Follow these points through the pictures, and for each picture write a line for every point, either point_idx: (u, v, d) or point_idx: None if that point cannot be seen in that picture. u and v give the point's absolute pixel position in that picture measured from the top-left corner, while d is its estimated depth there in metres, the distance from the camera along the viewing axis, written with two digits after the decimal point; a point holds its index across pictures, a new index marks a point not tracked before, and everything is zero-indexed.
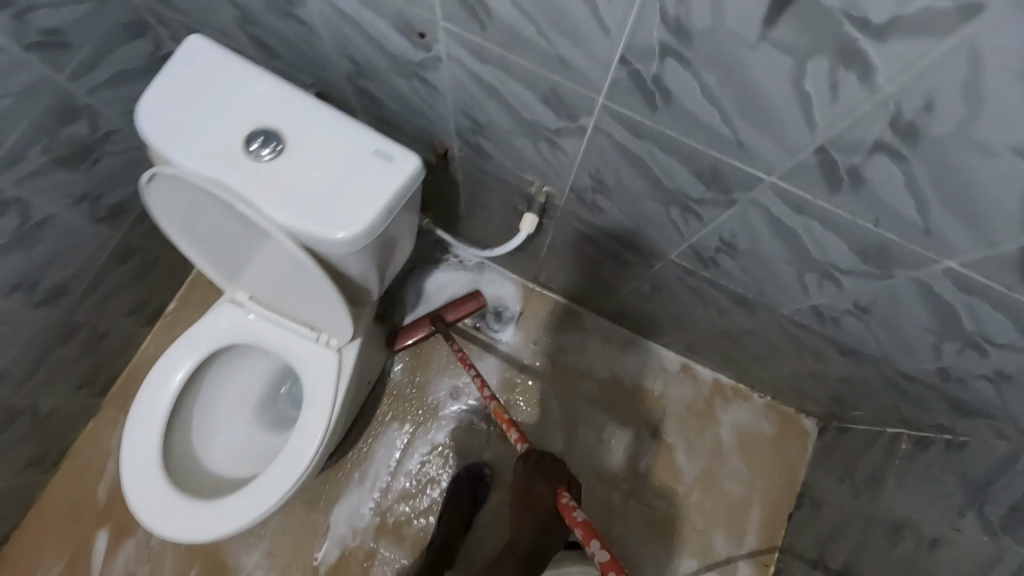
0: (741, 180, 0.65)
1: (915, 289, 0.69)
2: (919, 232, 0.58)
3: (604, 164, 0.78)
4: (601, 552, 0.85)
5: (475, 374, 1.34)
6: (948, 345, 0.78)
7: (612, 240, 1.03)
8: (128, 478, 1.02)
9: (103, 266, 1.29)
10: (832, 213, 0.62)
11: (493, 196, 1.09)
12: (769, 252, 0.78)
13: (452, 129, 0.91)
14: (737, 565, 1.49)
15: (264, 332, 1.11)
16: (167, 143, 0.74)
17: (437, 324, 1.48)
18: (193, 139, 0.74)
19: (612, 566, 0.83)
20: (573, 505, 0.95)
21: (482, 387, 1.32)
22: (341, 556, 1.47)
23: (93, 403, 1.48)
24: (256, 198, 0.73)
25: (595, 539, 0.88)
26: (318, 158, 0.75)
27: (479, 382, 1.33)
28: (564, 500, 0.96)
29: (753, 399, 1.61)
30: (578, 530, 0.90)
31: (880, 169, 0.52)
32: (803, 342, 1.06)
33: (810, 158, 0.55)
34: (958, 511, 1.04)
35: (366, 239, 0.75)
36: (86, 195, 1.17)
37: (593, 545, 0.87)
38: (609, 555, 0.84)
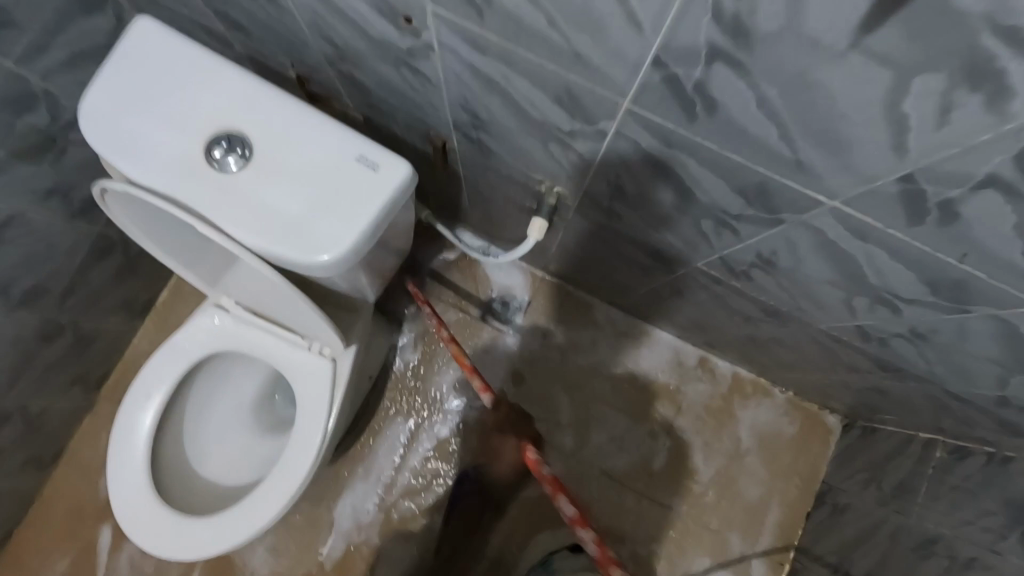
0: (794, 202, 0.54)
1: (993, 325, 0.58)
2: (1018, 274, 0.47)
3: (625, 170, 0.66)
4: (568, 507, 0.86)
5: (430, 312, 1.27)
6: (1017, 379, 0.68)
7: (630, 244, 0.92)
8: (116, 494, 0.97)
9: (81, 263, 1.21)
10: (906, 245, 0.51)
11: (498, 192, 0.98)
12: (815, 273, 0.67)
13: (450, 123, 0.80)
14: (751, 564, 1.45)
15: (252, 341, 1.03)
16: (117, 152, 0.63)
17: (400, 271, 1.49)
18: (147, 144, 0.64)
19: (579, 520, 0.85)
20: (540, 460, 0.91)
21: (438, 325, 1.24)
22: (346, 553, 1.44)
23: (88, 399, 1.43)
24: (222, 217, 0.63)
25: (561, 496, 0.86)
26: (291, 167, 0.64)
27: (435, 319, 1.26)
28: (530, 456, 0.92)
29: (773, 394, 1.53)
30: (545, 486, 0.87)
31: (983, 206, 0.41)
32: (840, 355, 0.96)
33: (890, 187, 0.44)
34: (998, 534, 0.97)
35: (351, 260, 0.65)
36: (55, 189, 1.07)
37: (561, 501, 0.87)
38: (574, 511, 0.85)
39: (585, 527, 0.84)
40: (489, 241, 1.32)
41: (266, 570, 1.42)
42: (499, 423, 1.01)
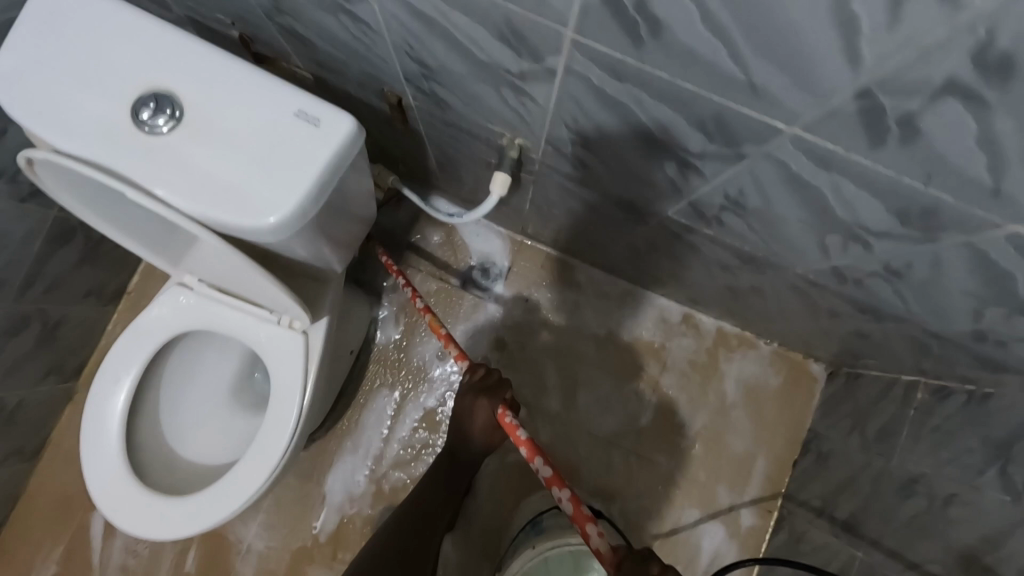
0: (752, 133, 0.51)
1: (964, 254, 0.56)
2: (985, 194, 0.45)
3: (581, 113, 0.63)
4: (545, 468, 0.83)
5: (405, 283, 1.24)
6: (992, 310, 0.66)
7: (600, 197, 0.89)
8: (92, 478, 0.96)
9: (41, 250, 1.17)
10: (870, 170, 0.49)
11: (462, 150, 0.94)
12: (784, 211, 0.65)
13: (400, 74, 0.76)
14: (739, 513, 1.47)
15: (219, 318, 1.00)
16: (35, 118, 0.59)
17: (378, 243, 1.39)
18: (68, 109, 0.59)
19: (556, 479, 0.82)
20: (516, 423, 0.90)
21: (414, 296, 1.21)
22: (339, 524, 1.45)
23: (67, 388, 1.42)
24: (155, 182, 0.59)
25: (537, 457, 0.85)
26: (226, 126, 0.60)
27: (410, 290, 1.23)
28: (507, 419, 0.91)
29: (759, 346, 1.53)
30: (521, 448, 0.86)
31: (944, 117, 0.38)
32: (819, 300, 0.94)
33: (847, 105, 0.42)
34: (977, 469, 0.97)
35: (298, 223, 0.62)
36: (0, 172, 1.02)
37: (536, 462, 0.85)
38: (552, 470, 0.82)
39: (560, 485, 0.81)
40: (462, 205, 1.28)
41: (262, 544, 1.44)
42: (473, 389, 1.00)
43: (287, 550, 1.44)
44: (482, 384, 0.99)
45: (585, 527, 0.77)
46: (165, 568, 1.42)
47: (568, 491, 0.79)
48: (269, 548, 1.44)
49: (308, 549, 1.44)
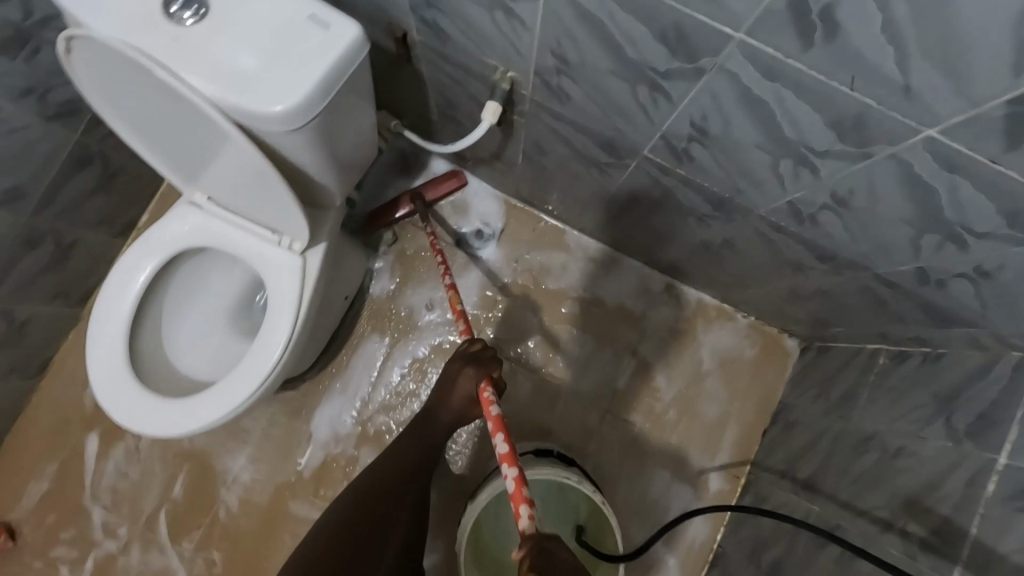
0: (708, 42, 0.58)
1: (894, 170, 0.63)
2: (898, 92, 0.52)
3: (563, 35, 0.70)
4: (502, 444, 0.83)
5: (441, 258, 1.28)
6: (927, 239, 0.73)
7: (584, 138, 0.96)
8: (95, 376, 1.03)
9: (60, 171, 1.24)
10: (805, 77, 0.56)
11: (460, 91, 1.01)
12: (741, 137, 0.72)
13: (406, 4, 0.83)
14: (709, 477, 1.52)
15: (224, 236, 1.07)
16: (78, 3, 0.67)
17: (415, 202, 1.46)
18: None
19: (508, 458, 0.82)
20: (492, 400, 0.90)
21: (444, 271, 1.26)
22: (323, 463, 1.50)
23: (72, 313, 1.48)
24: (181, 66, 0.67)
25: (500, 434, 0.85)
26: (245, 23, 0.68)
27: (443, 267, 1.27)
28: (485, 394, 0.91)
29: (736, 319, 1.59)
30: (487, 422, 0.86)
31: (855, 6, 0.46)
32: (783, 251, 1.00)
33: (779, 2, 0.49)
34: (926, 421, 1.02)
35: (305, 115, 0.70)
36: (32, 88, 1.10)
37: (497, 438, 0.85)
38: (507, 448, 0.82)
39: (510, 463, 0.81)
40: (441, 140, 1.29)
41: (247, 477, 1.49)
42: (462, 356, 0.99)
43: (272, 483, 1.49)
44: (474, 354, 0.98)
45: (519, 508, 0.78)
46: (152, 493, 1.48)
47: (515, 470, 0.80)
48: (254, 480, 1.49)
49: (291, 485, 1.49)
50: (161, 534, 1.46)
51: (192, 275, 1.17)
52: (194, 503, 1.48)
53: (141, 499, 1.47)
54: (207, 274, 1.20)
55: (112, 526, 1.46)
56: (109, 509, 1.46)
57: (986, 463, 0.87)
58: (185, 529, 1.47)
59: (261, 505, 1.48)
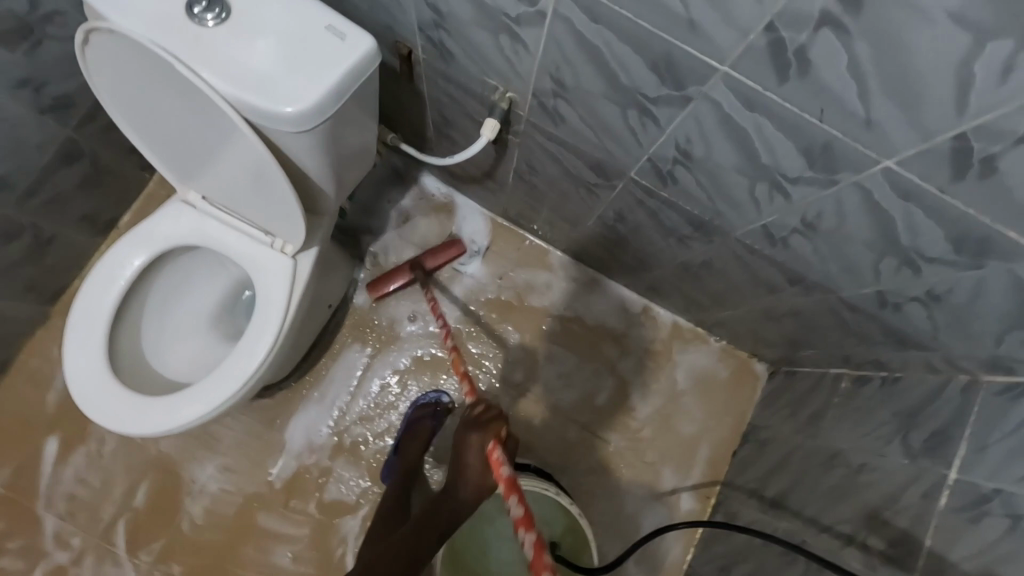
0: (695, 72, 0.65)
1: (857, 197, 0.70)
2: (860, 125, 0.59)
3: (563, 60, 0.76)
4: (516, 506, 0.73)
5: (442, 321, 1.31)
6: (885, 263, 0.80)
7: (575, 158, 1.01)
8: (73, 372, 1.01)
9: (46, 164, 1.23)
10: (780, 107, 0.63)
11: (458, 108, 1.06)
12: (721, 161, 0.78)
13: (414, 23, 0.88)
14: (681, 497, 1.56)
15: (214, 236, 1.07)
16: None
17: (416, 271, 1.51)
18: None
19: (525, 522, 0.71)
20: (502, 460, 0.85)
21: (447, 336, 1.28)
22: (296, 473, 1.48)
23: (41, 311, 1.44)
24: (200, 64, 0.71)
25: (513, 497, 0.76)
26: (264, 28, 0.72)
27: (445, 331, 1.30)
28: (494, 454, 0.86)
29: (710, 342, 1.65)
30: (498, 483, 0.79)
31: (824, 47, 0.53)
32: (756, 272, 1.07)
33: (760, 40, 0.56)
34: (886, 440, 1.09)
35: (316, 118, 0.74)
36: (28, 80, 1.10)
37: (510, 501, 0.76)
38: (523, 511, 0.72)
39: (528, 527, 0.70)
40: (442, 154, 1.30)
41: (215, 486, 1.45)
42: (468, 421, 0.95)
43: (241, 494, 1.45)
44: (479, 418, 0.94)
45: None
46: (112, 501, 1.42)
47: (534, 536, 0.68)
48: (222, 490, 1.45)
49: (261, 495, 1.46)
50: (118, 545, 1.40)
51: (176, 274, 1.16)
52: (156, 513, 1.42)
53: (99, 508, 1.41)
54: (191, 274, 1.19)
55: (66, 536, 1.39)
56: (64, 517, 1.40)
57: (938, 478, 0.93)
58: (145, 540, 1.41)
59: (228, 517, 1.44)
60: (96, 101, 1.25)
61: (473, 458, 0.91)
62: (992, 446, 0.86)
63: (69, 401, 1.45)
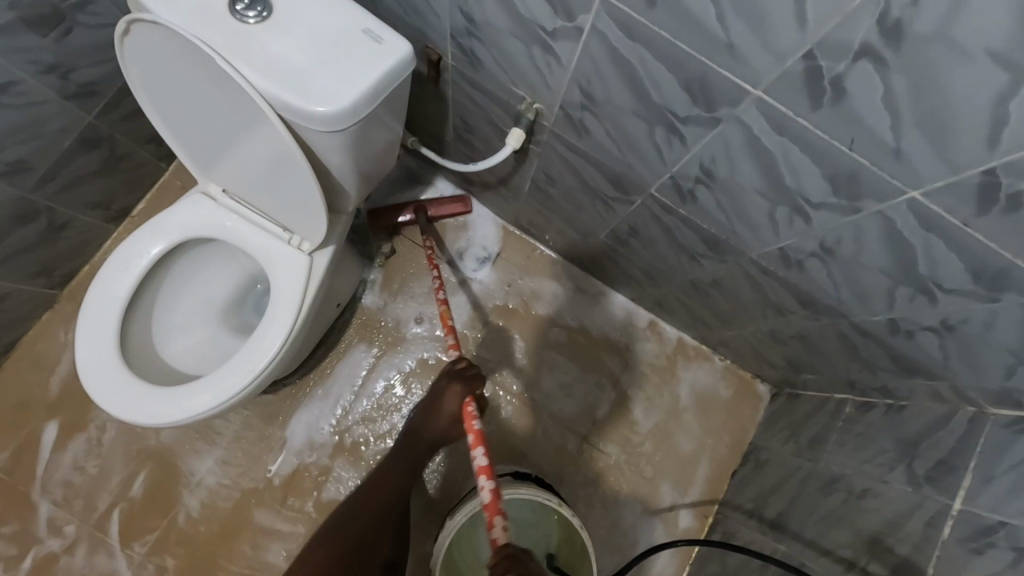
0: (728, 94, 0.66)
1: (878, 225, 0.71)
2: (890, 155, 0.60)
3: (595, 75, 0.77)
4: (480, 455, 0.88)
5: (436, 273, 1.32)
6: (901, 290, 0.81)
7: (595, 171, 1.02)
8: (84, 359, 1.02)
9: (67, 150, 1.24)
10: (811, 134, 0.64)
11: (481, 116, 1.07)
12: (745, 183, 0.79)
13: (447, 31, 0.90)
14: (678, 514, 1.55)
15: (232, 229, 1.07)
16: None
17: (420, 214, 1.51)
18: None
19: (486, 469, 0.87)
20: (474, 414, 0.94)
21: (438, 288, 1.30)
22: (295, 471, 1.47)
23: (49, 295, 1.44)
24: (237, 58, 0.72)
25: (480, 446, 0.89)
26: (304, 28, 0.73)
27: (438, 282, 1.31)
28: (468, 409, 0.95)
29: (714, 360, 1.65)
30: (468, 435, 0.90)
31: (861, 77, 0.54)
32: (767, 293, 1.08)
33: (797, 67, 0.57)
34: (888, 466, 1.07)
35: (348, 118, 0.74)
36: (56, 66, 1.10)
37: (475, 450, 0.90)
38: (486, 460, 0.87)
39: (487, 475, 0.86)
40: (464, 160, 1.29)
41: (212, 480, 1.44)
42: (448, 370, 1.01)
43: (237, 489, 1.44)
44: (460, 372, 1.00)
45: (492, 517, 0.82)
46: (108, 490, 1.41)
47: (492, 482, 0.85)
48: (219, 485, 1.44)
49: (258, 492, 1.44)
50: (112, 535, 1.39)
51: (188, 265, 1.16)
52: (152, 505, 1.41)
53: (95, 496, 1.40)
54: (203, 266, 1.19)
55: (60, 523, 1.38)
56: (59, 504, 1.39)
57: (942, 508, 0.91)
58: (138, 532, 1.40)
59: (224, 512, 1.43)
60: (120, 90, 1.25)
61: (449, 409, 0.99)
62: (994, 480, 0.84)
63: (71, 387, 1.44)
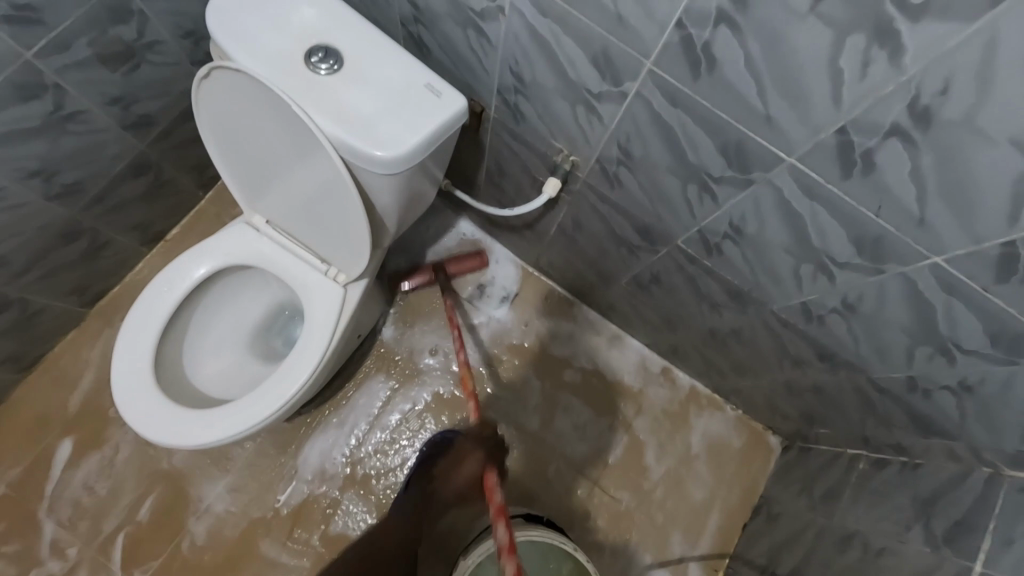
0: (763, 159, 0.72)
1: (901, 286, 0.75)
2: (915, 223, 0.65)
3: (635, 133, 0.83)
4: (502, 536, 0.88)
5: (458, 332, 1.36)
6: (920, 350, 0.84)
7: (623, 221, 1.07)
8: (119, 378, 1.04)
9: (117, 175, 1.30)
10: (840, 199, 0.69)
11: (517, 164, 1.14)
12: (773, 241, 0.84)
13: (495, 86, 0.97)
14: (688, 566, 1.52)
15: (273, 258, 1.12)
16: (235, 41, 0.80)
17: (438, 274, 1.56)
18: (260, 43, 0.81)
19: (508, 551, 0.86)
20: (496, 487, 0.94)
21: (460, 348, 1.34)
22: (304, 502, 1.45)
23: (79, 312, 1.47)
24: (310, 104, 0.79)
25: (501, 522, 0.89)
26: (371, 80, 0.80)
27: (459, 340, 1.35)
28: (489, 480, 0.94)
29: (725, 410, 1.66)
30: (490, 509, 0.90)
31: (889, 152, 0.60)
32: (786, 346, 1.11)
33: (830, 139, 0.63)
34: (905, 525, 1.06)
35: (406, 162, 0.80)
36: (120, 97, 1.17)
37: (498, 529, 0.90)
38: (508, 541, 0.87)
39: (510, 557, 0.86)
40: (495, 204, 1.35)
41: (221, 508, 1.42)
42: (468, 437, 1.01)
43: (245, 517, 1.43)
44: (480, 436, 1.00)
45: None
46: (116, 512, 1.39)
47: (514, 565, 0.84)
48: (228, 513, 1.42)
49: (266, 521, 1.43)
50: (114, 559, 1.36)
51: (221, 292, 1.19)
52: (158, 529, 1.39)
53: (102, 517, 1.39)
54: (235, 293, 1.22)
55: (64, 544, 1.36)
56: (65, 525, 1.37)
57: (961, 568, 0.90)
58: (143, 557, 1.38)
59: (229, 541, 1.41)
60: (174, 122, 1.33)
61: (466, 473, 0.96)
62: (1014, 542, 0.84)
63: (90, 405, 1.45)
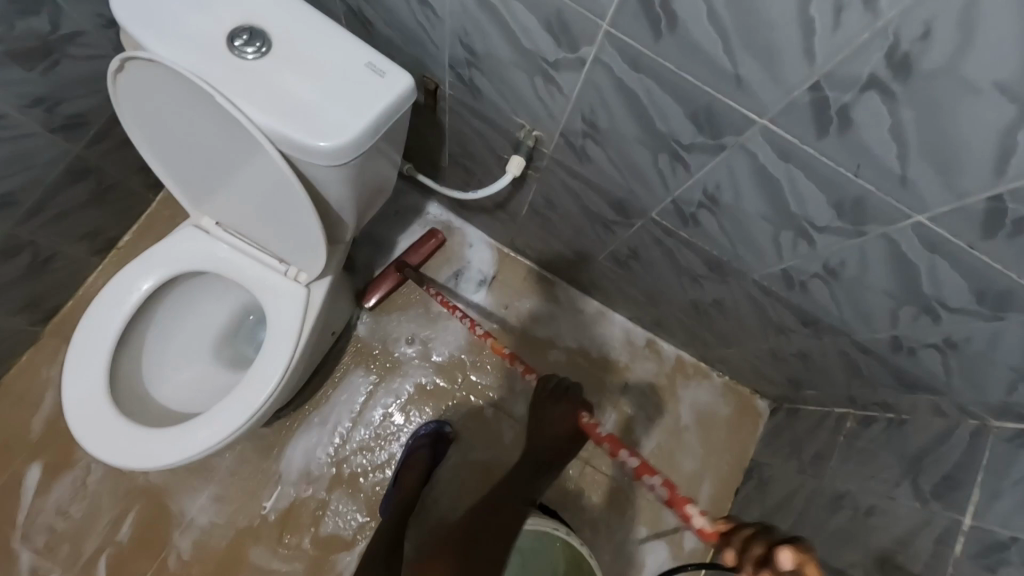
0: (733, 123, 0.67)
1: (883, 247, 0.72)
2: (896, 182, 0.61)
3: (598, 103, 0.78)
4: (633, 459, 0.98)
5: (464, 314, 1.39)
6: (904, 310, 0.82)
7: (594, 196, 1.02)
8: (75, 404, 0.98)
9: (52, 184, 1.21)
10: (817, 161, 0.65)
11: (479, 143, 1.07)
12: (748, 208, 0.80)
13: (447, 61, 0.90)
14: (684, 535, 1.53)
15: (227, 261, 1.05)
16: (146, 28, 0.72)
17: (406, 271, 1.52)
18: (174, 28, 0.73)
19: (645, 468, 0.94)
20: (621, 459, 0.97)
21: (472, 326, 1.38)
22: (291, 506, 1.42)
23: (31, 331, 1.39)
24: (238, 93, 0.71)
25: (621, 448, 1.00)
26: (304, 62, 0.73)
27: (469, 321, 1.39)
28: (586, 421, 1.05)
29: (713, 377, 1.65)
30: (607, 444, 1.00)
31: (867, 108, 0.55)
32: (768, 313, 1.08)
33: (804, 97, 0.58)
34: (894, 482, 1.06)
35: (354, 152, 0.73)
36: (42, 98, 1.07)
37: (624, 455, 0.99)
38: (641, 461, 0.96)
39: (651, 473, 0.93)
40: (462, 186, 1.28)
41: (205, 520, 1.38)
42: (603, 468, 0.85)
43: (231, 528, 1.39)
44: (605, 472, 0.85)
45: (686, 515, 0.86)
46: (95, 534, 1.35)
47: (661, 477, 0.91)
48: (212, 525, 1.38)
49: (253, 529, 1.39)
50: None
51: (176, 303, 1.13)
52: (142, 548, 1.35)
53: (81, 542, 1.34)
54: (193, 302, 1.16)
55: (43, 571, 1.31)
56: (42, 552, 1.32)
57: (951, 524, 0.89)
58: None
59: (217, 553, 1.37)
60: (107, 122, 1.23)
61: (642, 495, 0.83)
62: (1003, 494, 0.84)
63: (54, 427, 1.38)
